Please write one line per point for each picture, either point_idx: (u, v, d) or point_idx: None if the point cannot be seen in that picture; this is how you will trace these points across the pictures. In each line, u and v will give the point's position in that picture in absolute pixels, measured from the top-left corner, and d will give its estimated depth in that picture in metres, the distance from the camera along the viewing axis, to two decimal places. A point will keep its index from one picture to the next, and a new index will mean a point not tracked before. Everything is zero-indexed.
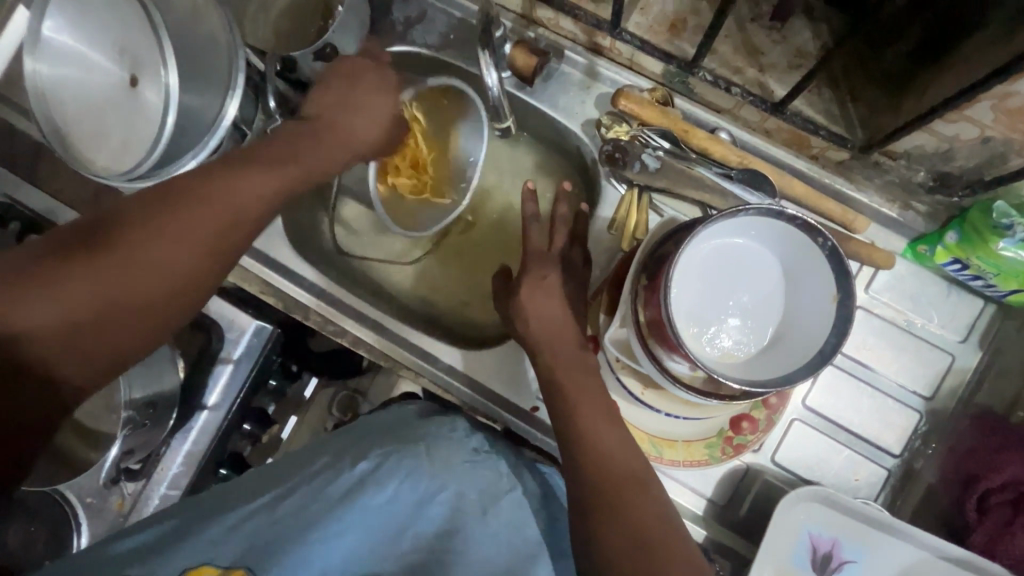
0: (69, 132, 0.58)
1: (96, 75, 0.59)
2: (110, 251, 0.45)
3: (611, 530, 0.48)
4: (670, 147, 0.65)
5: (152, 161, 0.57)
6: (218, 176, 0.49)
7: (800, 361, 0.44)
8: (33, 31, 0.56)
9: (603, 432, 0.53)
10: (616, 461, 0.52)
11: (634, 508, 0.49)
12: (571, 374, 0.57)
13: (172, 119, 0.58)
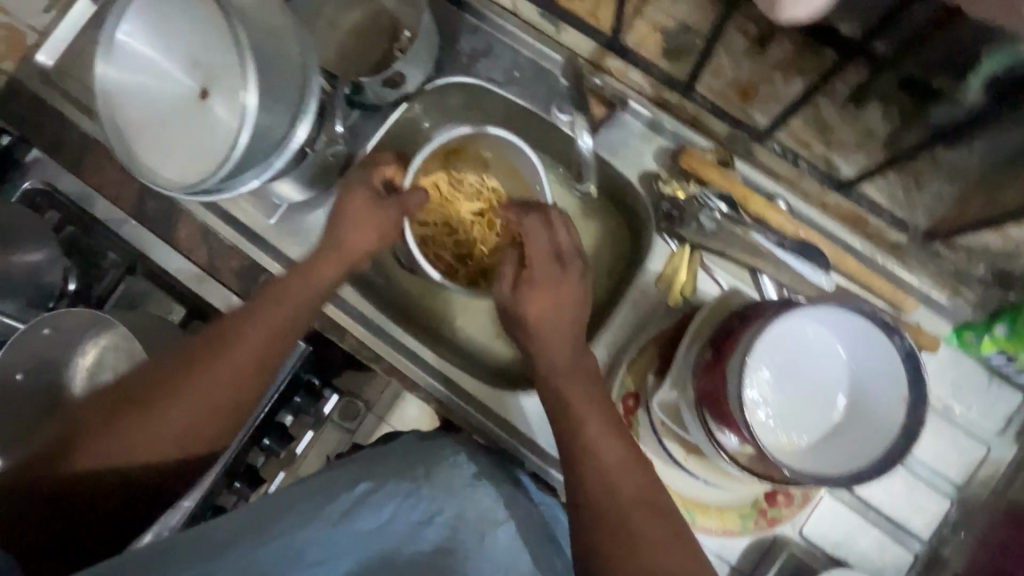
0: (137, 139, 0.59)
1: (170, 83, 0.58)
2: (162, 409, 0.55)
3: (615, 556, 0.48)
4: (727, 211, 0.65)
5: (216, 181, 0.55)
6: (248, 330, 0.58)
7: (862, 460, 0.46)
8: (114, 40, 0.58)
9: (608, 454, 0.52)
10: (622, 496, 0.50)
11: (651, 545, 0.48)
12: (576, 401, 0.56)
13: (243, 137, 0.54)
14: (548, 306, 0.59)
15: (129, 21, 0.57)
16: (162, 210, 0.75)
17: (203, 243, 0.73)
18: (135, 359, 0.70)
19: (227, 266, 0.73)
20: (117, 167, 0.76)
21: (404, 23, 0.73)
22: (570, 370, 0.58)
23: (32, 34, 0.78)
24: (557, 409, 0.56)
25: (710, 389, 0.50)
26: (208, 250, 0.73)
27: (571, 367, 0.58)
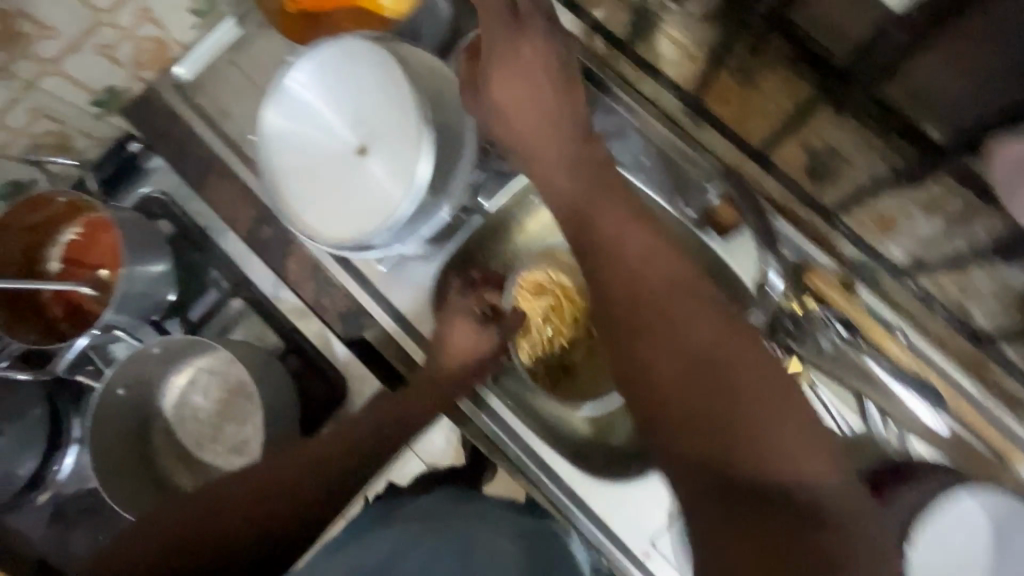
0: (288, 184, 0.59)
1: (332, 135, 0.59)
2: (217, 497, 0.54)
3: (704, 476, 0.38)
4: (847, 336, 0.62)
5: (369, 242, 0.57)
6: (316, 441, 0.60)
7: None
8: (282, 86, 0.59)
9: (677, 360, 0.41)
10: (708, 361, 0.40)
11: (738, 454, 0.38)
12: (646, 302, 0.43)
13: (404, 198, 0.55)
14: (555, 156, 0.49)
15: (300, 69, 0.58)
16: (275, 238, 0.75)
17: (312, 279, 0.73)
18: (232, 386, 0.71)
19: (332, 305, 0.73)
20: (237, 188, 0.77)
21: None
22: (626, 268, 0.45)
23: (175, 46, 0.80)
24: (607, 320, 0.45)
25: None
26: (315, 286, 0.73)
27: (636, 261, 0.45)
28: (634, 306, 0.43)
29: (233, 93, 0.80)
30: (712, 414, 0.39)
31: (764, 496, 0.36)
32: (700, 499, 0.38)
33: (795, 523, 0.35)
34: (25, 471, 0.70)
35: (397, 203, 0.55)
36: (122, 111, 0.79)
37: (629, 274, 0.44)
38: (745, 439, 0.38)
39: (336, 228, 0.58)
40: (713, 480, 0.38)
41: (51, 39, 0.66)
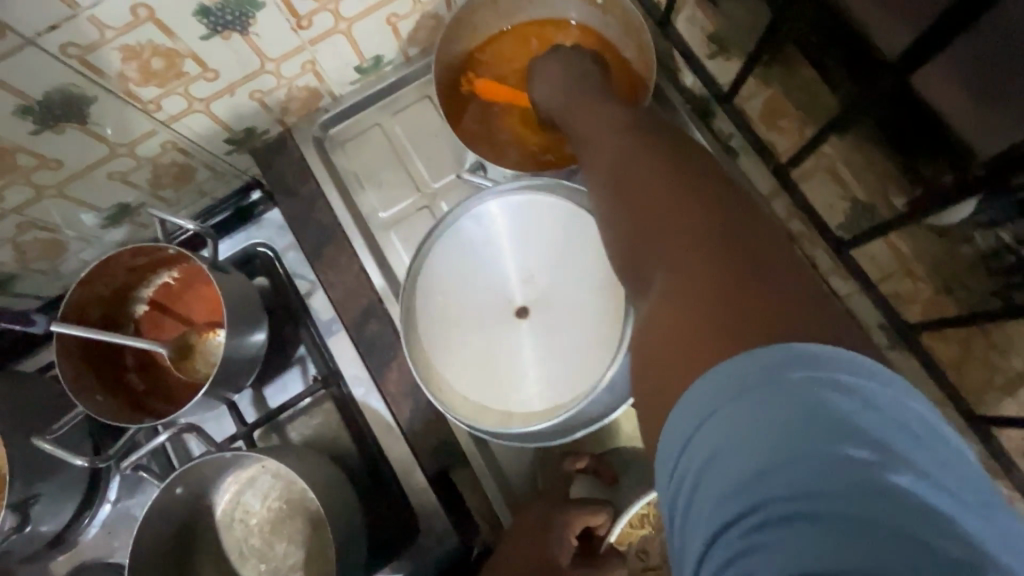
0: (433, 330, 0.51)
1: (499, 287, 0.51)
2: None
3: (675, 329, 0.33)
4: None
5: (513, 429, 0.49)
6: None
7: None
8: (458, 220, 0.51)
9: (654, 188, 0.39)
10: (656, 174, 0.39)
11: (703, 260, 0.34)
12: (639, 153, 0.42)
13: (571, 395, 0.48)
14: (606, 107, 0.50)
15: (483, 207, 0.51)
16: (382, 338, 0.67)
17: (411, 395, 0.65)
18: (301, 500, 0.62)
19: (426, 432, 0.64)
20: (354, 270, 0.69)
21: None
22: (621, 150, 0.43)
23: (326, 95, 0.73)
24: (612, 202, 0.42)
25: None
26: (413, 405, 0.65)
27: (619, 139, 0.44)
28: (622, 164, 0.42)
29: (374, 159, 0.73)
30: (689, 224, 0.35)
31: (734, 255, 0.33)
32: (653, 324, 0.34)
33: (754, 309, 0.30)
34: (54, 528, 0.62)
35: (567, 396, 0.48)
36: (252, 152, 0.72)
37: (625, 138, 0.44)
38: (721, 224, 0.35)
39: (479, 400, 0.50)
40: (674, 328, 0.32)
41: (209, 80, 0.59)
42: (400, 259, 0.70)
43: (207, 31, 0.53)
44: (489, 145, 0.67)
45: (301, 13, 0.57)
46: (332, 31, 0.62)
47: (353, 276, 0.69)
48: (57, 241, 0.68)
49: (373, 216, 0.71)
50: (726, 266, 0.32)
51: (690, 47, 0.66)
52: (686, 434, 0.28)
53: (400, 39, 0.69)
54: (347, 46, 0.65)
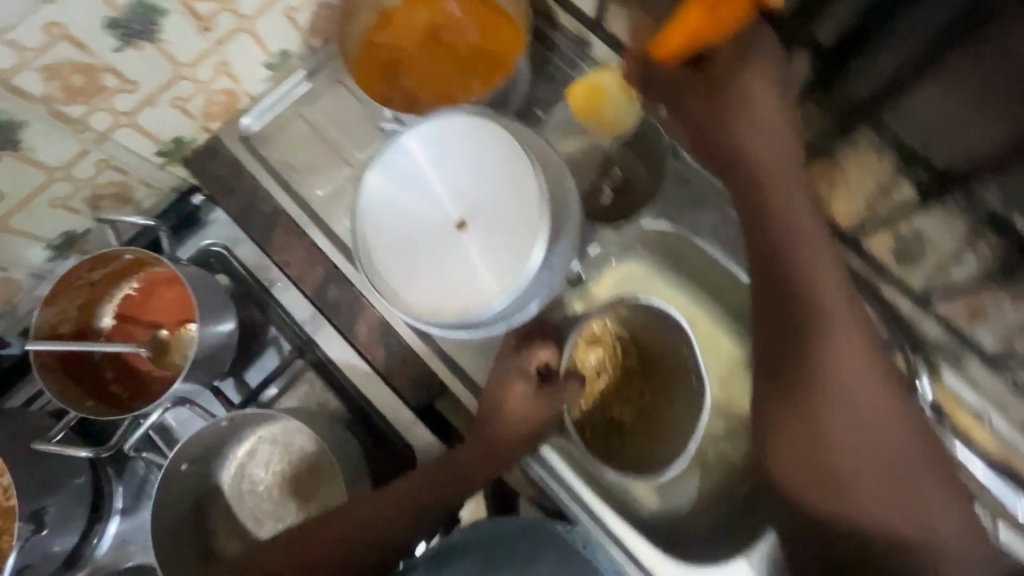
0: (377, 250, 0.57)
1: (431, 203, 0.57)
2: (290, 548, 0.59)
3: (813, 457, 0.49)
4: (937, 421, 0.63)
5: (461, 320, 0.54)
6: (370, 501, 0.60)
7: None
8: (385, 150, 0.58)
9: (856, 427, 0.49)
10: (869, 406, 0.48)
11: (888, 450, 0.48)
12: (832, 383, 0.49)
13: (508, 282, 0.54)
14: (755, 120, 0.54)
15: (405, 135, 0.58)
16: (343, 299, 0.72)
17: (382, 344, 0.71)
18: (296, 461, 0.66)
19: (401, 371, 0.70)
20: (304, 245, 0.74)
21: (620, 163, 0.74)
22: (813, 280, 0.50)
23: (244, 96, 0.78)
24: (768, 334, 0.52)
25: None
26: (385, 350, 0.70)
27: (785, 251, 0.51)
28: (818, 364, 0.49)
29: (302, 146, 0.78)
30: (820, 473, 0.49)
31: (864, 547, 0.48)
32: (777, 462, 0.51)
33: (898, 484, 0.47)
34: (66, 547, 0.66)
35: (504, 283, 0.54)
36: (185, 162, 0.77)
37: (833, 291, 0.50)
38: (902, 480, 0.47)
39: (424, 307, 0.55)
40: (818, 535, 0.49)
41: (131, 92, 0.64)
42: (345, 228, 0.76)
43: (119, 42, 0.58)
44: (403, 105, 0.73)
45: (202, 15, 0.63)
46: (235, 30, 0.68)
47: (305, 251, 0.74)
48: (10, 279, 0.71)
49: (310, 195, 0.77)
50: (834, 448, 0.48)
51: None
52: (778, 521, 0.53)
53: (301, 31, 0.75)
54: (254, 44, 0.71)
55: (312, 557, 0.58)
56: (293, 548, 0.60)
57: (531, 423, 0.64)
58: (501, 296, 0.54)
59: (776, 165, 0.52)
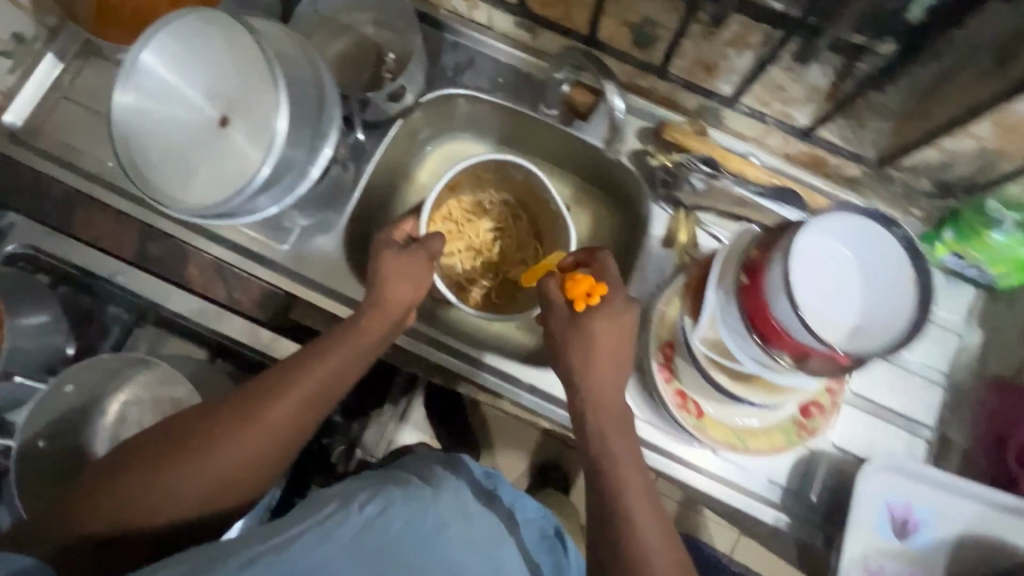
0: (147, 160, 0.58)
1: (189, 107, 0.59)
2: (212, 443, 0.57)
3: None
4: (710, 171, 0.74)
5: (241, 206, 0.58)
6: (294, 378, 0.61)
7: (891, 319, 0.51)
8: (131, 61, 0.57)
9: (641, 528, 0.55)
10: (649, 547, 0.54)
11: None
12: (612, 455, 0.58)
13: (273, 158, 0.57)
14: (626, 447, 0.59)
15: (147, 45, 0.57)
16: (167, 251, 0.74)
17: (223, 278, 0.73)
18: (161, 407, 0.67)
19: (248, 296, 0.74)
20: (111, 216, 0.74)
21: (388, 46, 0.78)
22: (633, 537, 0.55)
23: None
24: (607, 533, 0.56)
25: (759, 307, 0.54)
26: (224, 283, 0.73)
27: (617, 481, 0.57)
28: (604, 472, 0.58)
29: (78, 127, 0.77)
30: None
31: None
32: None
33: None
34: None
35: (273, 162, 0.57)
36: None
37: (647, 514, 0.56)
38: None
39: (201, 201, 0.58)
40: None
41: None
42: None
43: None
44: None
45: None
46: None
47: (113, 221, 0.74)
48: None
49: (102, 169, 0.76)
50: None
51: None
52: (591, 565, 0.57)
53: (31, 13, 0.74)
54: None
55: (224, 429, 0.57)
56: (205, 419, 0.58)
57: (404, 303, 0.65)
58: (264, 168, 0.57)
59: (601, 332, 0.60)
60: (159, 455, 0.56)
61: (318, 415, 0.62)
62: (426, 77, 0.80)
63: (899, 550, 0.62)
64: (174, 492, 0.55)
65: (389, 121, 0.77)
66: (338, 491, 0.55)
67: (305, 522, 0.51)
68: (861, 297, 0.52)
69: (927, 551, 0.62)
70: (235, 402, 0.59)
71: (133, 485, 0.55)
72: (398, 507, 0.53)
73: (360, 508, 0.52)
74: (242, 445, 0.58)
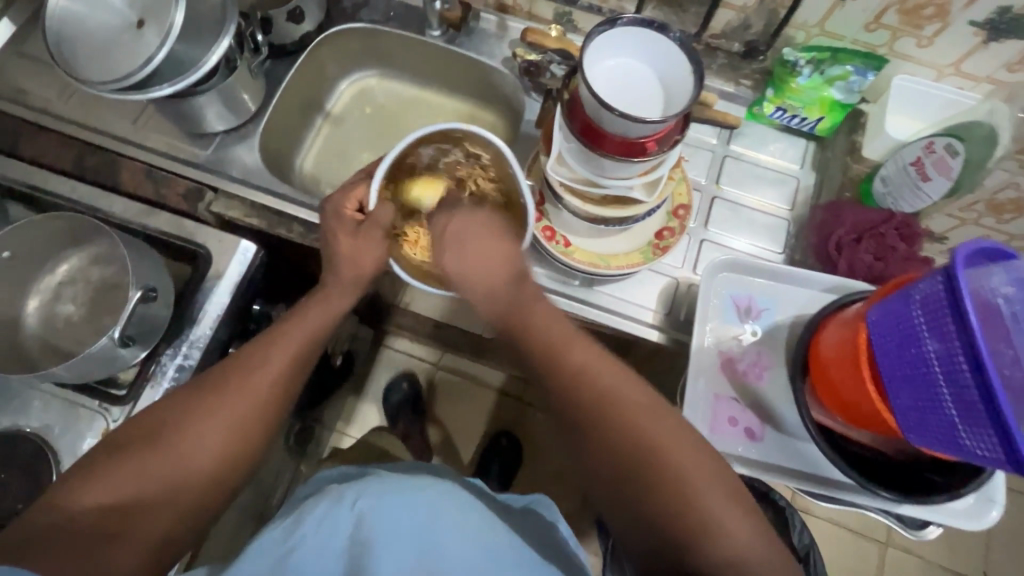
0: (70, 49, 0.71)
1: (109, 8, 0.72)
2: (186, 423, 0.61)
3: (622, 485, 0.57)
4: (568, 61, 0.87)
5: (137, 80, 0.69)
6: (264, 351, 0.67)
7: (680, 99, 0.63)
8: None
9: (582, 389, 0.61)
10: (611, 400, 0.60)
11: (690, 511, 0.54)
12: (550, 342, 0.65)
13: (166, 41, 0.69)
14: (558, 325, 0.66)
15: None
16: (101, 162, 0.84)
17: (152, 181, 0.84)
18: (95, 282, 0.76)
19: (173, 192, 0.84)
20: (53, 140, 0.85)
21: None
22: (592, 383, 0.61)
23: None
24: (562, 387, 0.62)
25: (582, 119, 0.66)
26: (153, 184, 0.84)
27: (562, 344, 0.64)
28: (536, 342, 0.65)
29: (29, 76, 0.90)
30: (656, 486, 0.55)
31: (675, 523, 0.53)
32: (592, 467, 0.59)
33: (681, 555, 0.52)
34: None
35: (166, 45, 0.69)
36: None
37: (600, 371, 0.62)
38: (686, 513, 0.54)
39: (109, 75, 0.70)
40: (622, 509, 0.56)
41: None
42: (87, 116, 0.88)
43: None
44: None
45: None
46: None
47: (56, 141, 0.86)
48: None
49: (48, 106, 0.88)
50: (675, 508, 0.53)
51: None
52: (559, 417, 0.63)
53: None
54: None
55: (208, 406, 0.63)
56: (182, 406, 0.63)
57: (361, 262, 0.73)
58: (157, 48, 0.69)
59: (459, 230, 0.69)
60: (135, 441, 0.60)
61: (292, 388, 0.68)
62: (328, 15, 0.95)
63: (745, 333, 0.71)
64: (173, 476, 0.59)
65: (294, 47, 0.91)
66: (334, 493, 0.60)
67: (299, 529, 0.56)
68: (655, 94, 0.65)
69: (769, 332, 0.71)
70: (204, 383, 0.65)
71: (118, 470, 0.57)
72: (383, 502, 0.56)
73: (351, 506, 0.57)
74: (216, 420, 0.62)
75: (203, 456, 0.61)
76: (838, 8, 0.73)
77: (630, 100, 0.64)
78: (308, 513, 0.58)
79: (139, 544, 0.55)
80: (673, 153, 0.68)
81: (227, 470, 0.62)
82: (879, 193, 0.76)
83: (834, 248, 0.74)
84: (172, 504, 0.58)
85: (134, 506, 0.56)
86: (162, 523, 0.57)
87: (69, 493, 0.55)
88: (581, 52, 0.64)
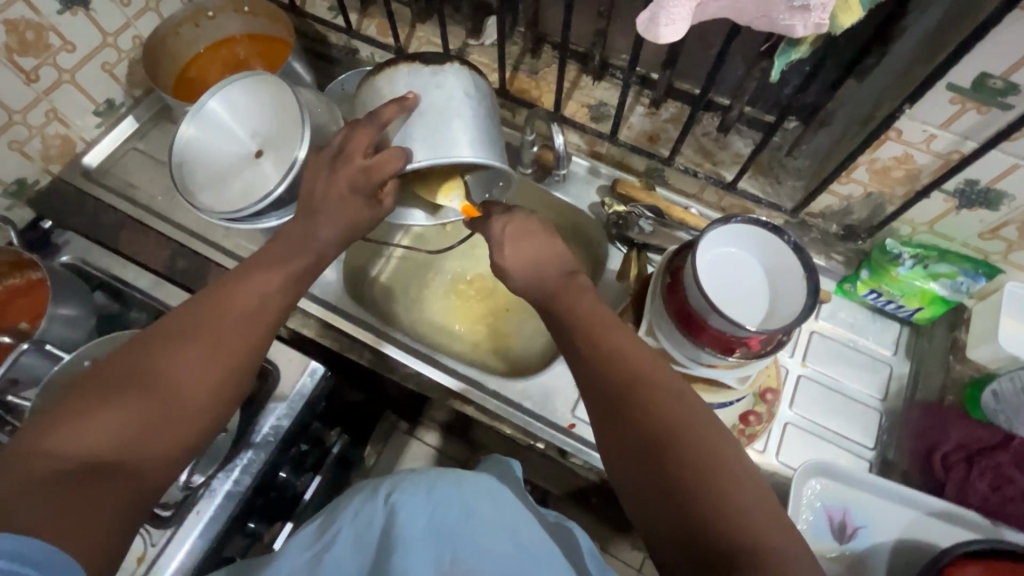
0: (193, 177, 0.75)
1: (236, 140, 0.76)
2: (172, 356, 0.55)
3: (665, 459, 0.47)
4: (656, 218, 0.87)
5: (247, 209, 0.71)
6: (257, 271, 0.63)
7: (792, 307, 0.62)
8: (202, 102, 0.75)
9: (614, 371, 0.53)
10: (637, 362, 0.54)
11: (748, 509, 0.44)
12: (572, 307, 0.60)
13: (287, 177, 0.71)
14: (567, 291, 0.62)
15: (217, 93, 0.76)
16: (192, 266, 0.88)
17: None
18: None
19: None
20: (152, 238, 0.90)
21: None
22: (620, 350, 0.55)
23: (79, 142, 0.94)
24: (593, 366, 0.55)
25: (684, 306, 0.64)
26: None
27: (590, 309, 0.59)
28: (559, 306, 0.61)
29: (139, 171, 0.96)
30: (709, 461, 0.46)
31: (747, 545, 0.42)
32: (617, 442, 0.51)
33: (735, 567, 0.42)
34: None
35: (286, 180, 0.71)
36: (32, 201, 0.92)
37: (623, 338, 0.56)
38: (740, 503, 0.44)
39: (226, 207, 0.73)
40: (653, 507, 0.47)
41: None
42: (182, 215, 0.92)
43: None
44: None
45: (27, 69, 0.81)
46: (59, 82, 0.86)
47: (155, 241, 0.90)
48: None
49: (151, 200, 0.93)
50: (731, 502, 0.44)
51: (318, 12, 1.01)
52: (588, 388, 0.55)
53: (123, 85, 0.95)
54: (79, 93, 0.89)
55: (196, 337, 0.57)
56: (166, 340, 0.56)
57: None
58: (276, 185, 0.71)
59: (515, 239, 0.65)
60: (111, 380, 0.52)
61: (275, 319, 0.63)
62: None
63: (840, 553, 0.68)
64: (169, 419, 0.52)
65: None
66: (368, 488, 0.51)
67: (333, 526, 0.49)
68: (760, 295, 0.65)
69: (866, 554, 0.68)
70: (185, 317, 0.58)
71: (100, 414, 0.49)
72: (420, 499, 0.47)
73: (385, 501, 0.48)
74: (200, 353, 0.56)
75: (184, 398, 0.54)
76: (951, 214, 0.71)
77: (731, 297, 0.64)
78: (343, 509, 0.50)
79: (131, 478, 0.49)
80: (768, 357, 0.64)
81: (218, 399, 0.56)
82: (990, 407, 0.74)
83: (941, 464, 0.73)
84: (159, 446, 0.51)
85: (120, 451, 0.49)
86: (151, 462, 0.51)
87: (48, 434, 0.48)
88: (695, 243, 0.63)
